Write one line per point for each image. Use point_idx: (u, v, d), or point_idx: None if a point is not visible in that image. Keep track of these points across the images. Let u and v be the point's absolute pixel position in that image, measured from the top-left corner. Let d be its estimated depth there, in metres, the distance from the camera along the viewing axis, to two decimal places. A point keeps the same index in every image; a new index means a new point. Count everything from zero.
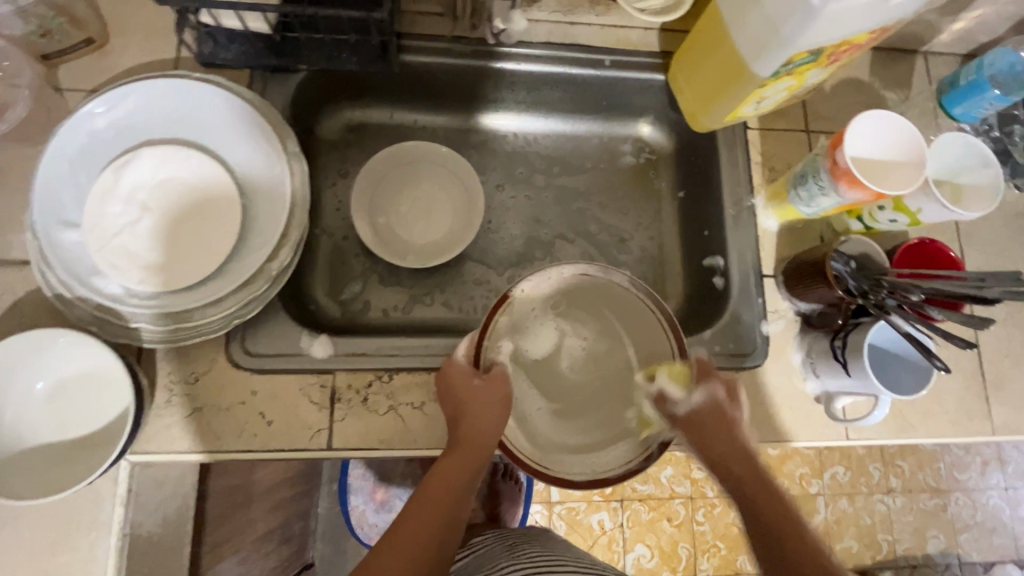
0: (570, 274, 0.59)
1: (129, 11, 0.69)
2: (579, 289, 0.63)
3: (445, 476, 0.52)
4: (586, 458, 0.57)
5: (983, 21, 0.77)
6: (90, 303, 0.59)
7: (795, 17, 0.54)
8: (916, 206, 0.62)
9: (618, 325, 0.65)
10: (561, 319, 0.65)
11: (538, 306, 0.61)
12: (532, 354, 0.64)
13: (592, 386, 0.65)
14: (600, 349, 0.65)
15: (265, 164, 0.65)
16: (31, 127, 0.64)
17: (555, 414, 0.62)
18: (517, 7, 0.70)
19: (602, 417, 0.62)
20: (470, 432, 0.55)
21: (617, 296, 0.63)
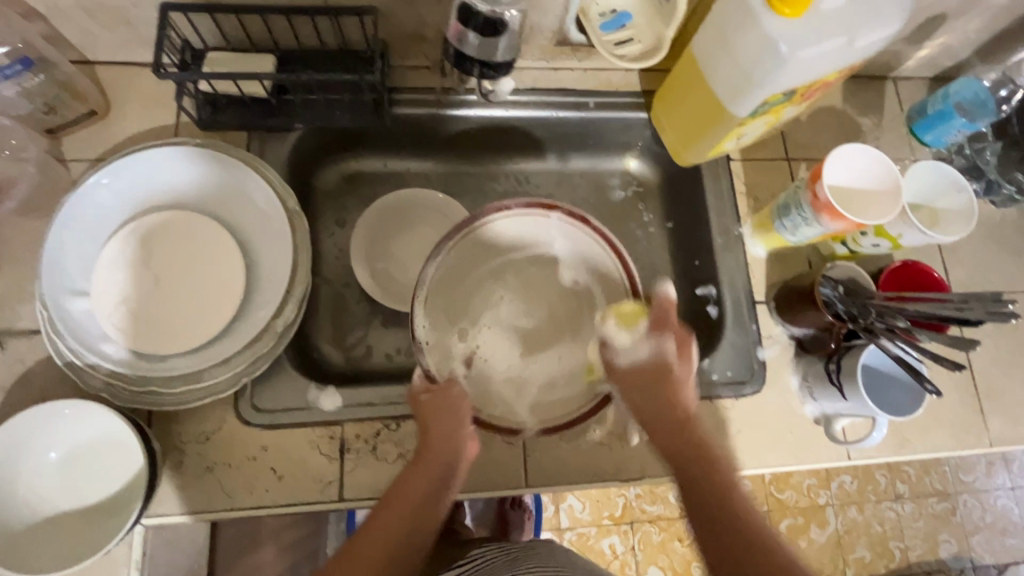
0: (433, 272, 0.66)
1: (130, 81, 0.71)
2: (457, 276, 0.69)
3: (399, 492, 0.56)
4: (603, 372, 0.66)
5: (946, 47, 0.80)
6: (101, 370, 0.59)
7: (766, 64, 0.57)
8: (897, 232, 0.64)
9: (521, 264, 0.72)
10: (467, 298, 0.70)
11: (437, 304, 0.67)
12: (480, 334, 0.70)
13: (551, 315, 0.71)
14: (529, 296, 0.72)
15: (266, 222, 0.66)
16: (39, 201, 0.66)
17: (546, 356, 0.69)
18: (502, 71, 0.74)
19: (587, 338, 0.69)
20: (430, 441, 0.58)
21: (490, 245, 0.69)
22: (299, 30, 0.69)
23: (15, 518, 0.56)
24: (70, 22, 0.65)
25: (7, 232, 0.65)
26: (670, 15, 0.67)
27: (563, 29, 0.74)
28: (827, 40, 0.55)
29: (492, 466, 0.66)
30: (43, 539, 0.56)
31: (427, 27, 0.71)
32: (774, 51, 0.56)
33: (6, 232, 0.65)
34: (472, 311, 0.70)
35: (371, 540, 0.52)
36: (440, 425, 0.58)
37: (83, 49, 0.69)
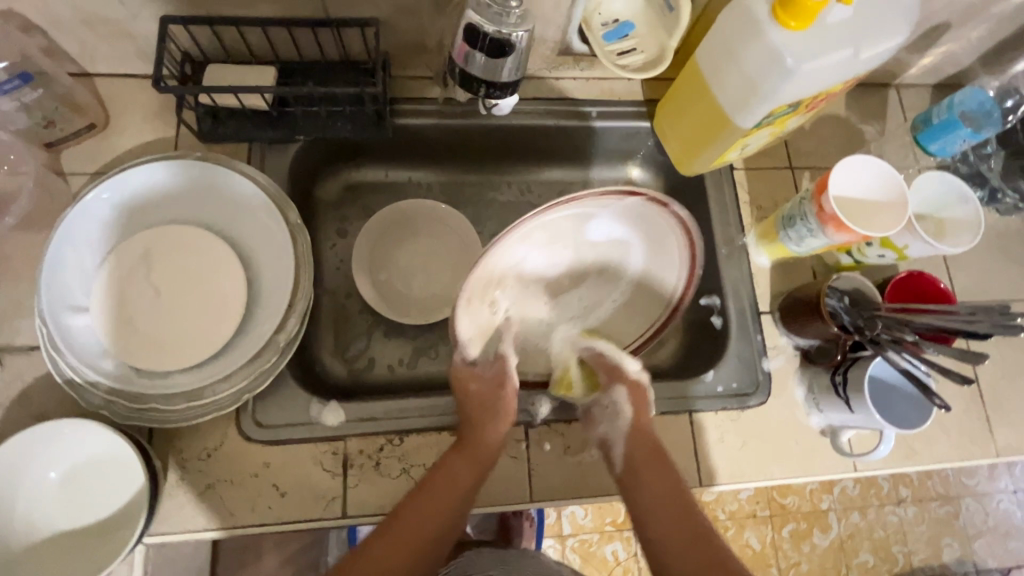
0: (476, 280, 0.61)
1: (129, 93, 0.71)
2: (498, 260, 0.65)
3: (446, 475, 0.57)
4: (628, 316, 0.75)
5: (949, 55, 0.80)
6: (101, 387, 0.59)
7: (772, 76, 0.56)
8: (903, 243, 0.64)
9: (559, 227, 0.70)
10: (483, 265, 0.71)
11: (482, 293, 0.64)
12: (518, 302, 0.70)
13: (575, 262, 0.74)
14: (555, 251, 0.72)
15: (268, 236, 0.66)
16: (38, 216, 0.65)
17: (568, 302, 0.75)
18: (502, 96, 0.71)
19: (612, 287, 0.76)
20: (479, 434, 0.61)
21: (542, 219, 0.66)
22: (300, 40, 0.69)
23: (15, 538, 0.55)
24: (69, 35, 0.64)
25: (6, 248, 0.64)
26: (676, 27, 0.67)
27: (565, 39, 0.73)
28: (833, 52, 0.55)
29: (497, 480, 0.66)
30: (46, 558, 0.56)
31: (429, 37, 0.70)
32: (780, 64, 0.55)
33: (4, 248, 0.64)
34: (502, 279, 0.68)
35: (413, 517, 0.54)
36: (483, 421, 0.61)
37: (82, 61, 0.68)
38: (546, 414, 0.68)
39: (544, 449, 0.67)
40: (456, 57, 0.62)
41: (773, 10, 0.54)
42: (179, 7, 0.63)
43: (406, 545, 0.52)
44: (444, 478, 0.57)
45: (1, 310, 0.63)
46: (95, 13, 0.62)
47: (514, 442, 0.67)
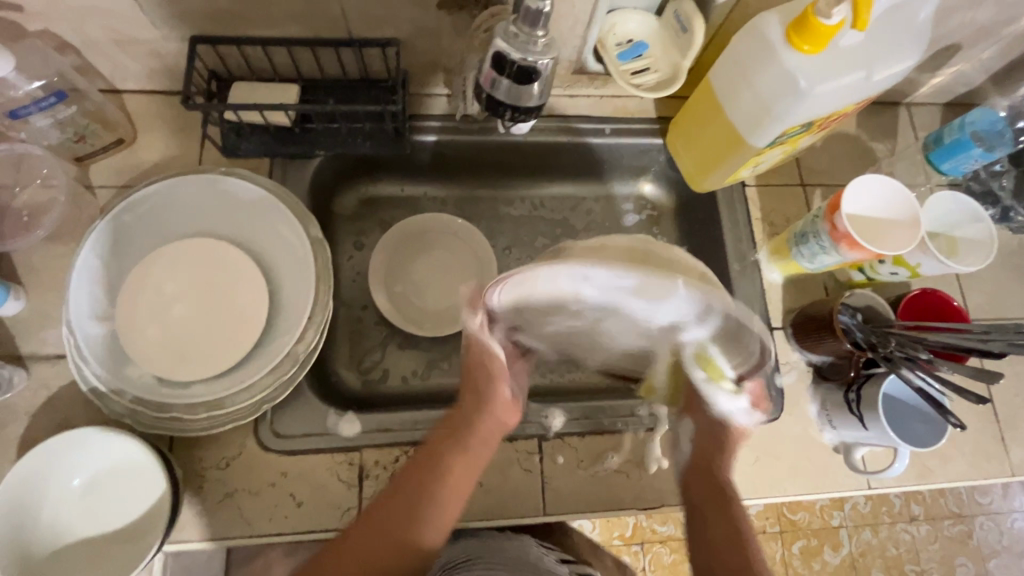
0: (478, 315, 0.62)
1: (156, 109, 0.73)
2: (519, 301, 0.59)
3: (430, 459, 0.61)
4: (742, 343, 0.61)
5: (959, 75, 0.81)
6: (125, 396, 0.60)
7: (786, 97, 0.58)
8: (915, 261, 0.64)
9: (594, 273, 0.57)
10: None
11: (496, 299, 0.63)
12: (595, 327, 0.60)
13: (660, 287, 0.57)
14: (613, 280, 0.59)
15: (289, 249, 0.67)
16: (67, 228, 0.67)
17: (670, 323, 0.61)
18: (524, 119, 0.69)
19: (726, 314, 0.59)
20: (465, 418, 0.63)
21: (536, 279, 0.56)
22: (322, 60, 0.71)
23: (39, 544, 0.57)
24: (101, 55, 0.67)
25: (36, 259, 0.66)
26: (687, 46, 0.68)
27: (581, 59, 0.75)
28: (847, 74, 0.56)
29: (511, 492, 0.66)
30: (68, 565, 0.57)
31: (447, 57, 0.72)
32: (794, 85, 0.57)
33: (34, 259, 0.66)
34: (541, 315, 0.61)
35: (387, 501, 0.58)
36: (472, 399, 0.64)
37: (112, 79, 0.71)
38: (559, 426, 0.69)
39: (557, 463, 0.68)
40: (481, 82, 0.59)
41: (787, 33, 0.56)
42: (208, 28, 0.65)
43: (377, 536, 0.56)
44: (430, 464, 0.60)
45: (31, 320, 0.65)
46: (128, 34, 0.64)
47: (527, 454, 0.68)
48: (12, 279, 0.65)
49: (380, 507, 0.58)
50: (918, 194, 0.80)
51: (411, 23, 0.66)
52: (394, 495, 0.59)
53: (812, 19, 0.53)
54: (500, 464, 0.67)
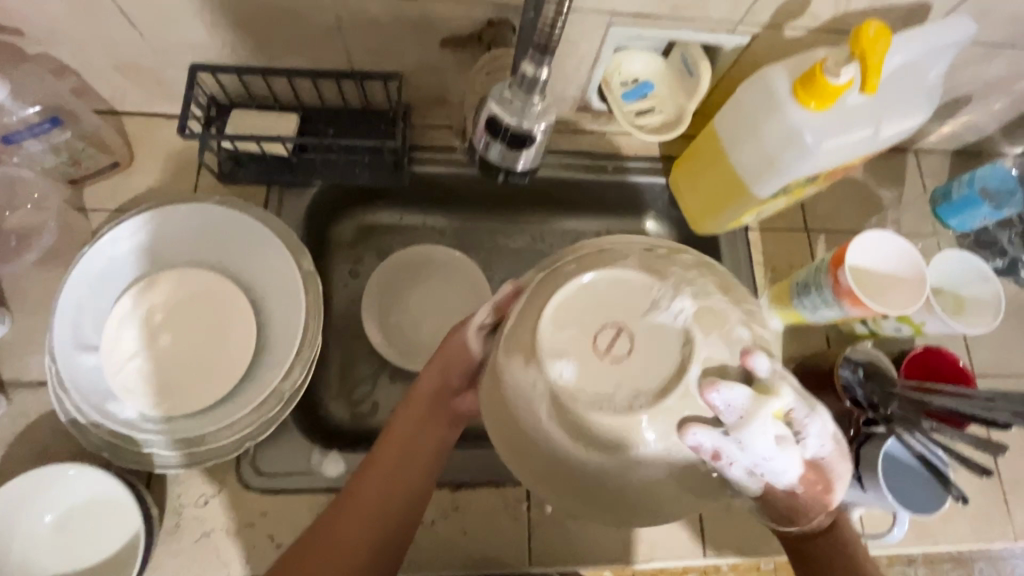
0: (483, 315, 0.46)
1: (153, 132, 0.72)
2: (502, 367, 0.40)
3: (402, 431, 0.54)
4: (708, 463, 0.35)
5: (969, 124, 0.79)
6: (104, 429, 0.58)
7: (791, 149, 0.57)
8: (920, 319, 0.63)
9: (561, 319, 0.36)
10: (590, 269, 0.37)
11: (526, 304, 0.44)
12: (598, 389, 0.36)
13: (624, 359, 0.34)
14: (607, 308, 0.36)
15: (281, 282, 0.66)
16: (57, 252, 0.66)
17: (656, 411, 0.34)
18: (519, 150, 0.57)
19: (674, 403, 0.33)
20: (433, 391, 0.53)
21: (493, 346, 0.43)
22: (323, 89, 0.70)
23: None
24: (100, 79, 0.66)
25: (23, 283, 0.65)
26: (693, 90, 0.67)
27: (585, 96, 0.73)
28: (853, 130, 0.56)
29: (496, 540, 0.64)
30: None
31: (450, 90, 0.71)
32: (800, 140, 0.56)
33: (21, 282, 0.65)
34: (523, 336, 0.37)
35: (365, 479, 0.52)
36: (439, 379, 0.52)
37: (110, 101, 0.70)
38: None
39: (545, 512, 0.66)
40: (472, 140, 0.58)
41: (793, 88, 0.55)
42: (209, 56, 0.64)
43: (359, 522, 0.50)
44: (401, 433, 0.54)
45: (14, 344, 0.64)
46: (128, 60, 0.64)
47: (514, 501, 0.66)
48: None
49: (353, 489, 0.52)
50: (924, 244, 0.79)
51: (414, 57, 0.65)
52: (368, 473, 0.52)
53: (819, 77, 0.52)
54: (487, 510, 0.65)
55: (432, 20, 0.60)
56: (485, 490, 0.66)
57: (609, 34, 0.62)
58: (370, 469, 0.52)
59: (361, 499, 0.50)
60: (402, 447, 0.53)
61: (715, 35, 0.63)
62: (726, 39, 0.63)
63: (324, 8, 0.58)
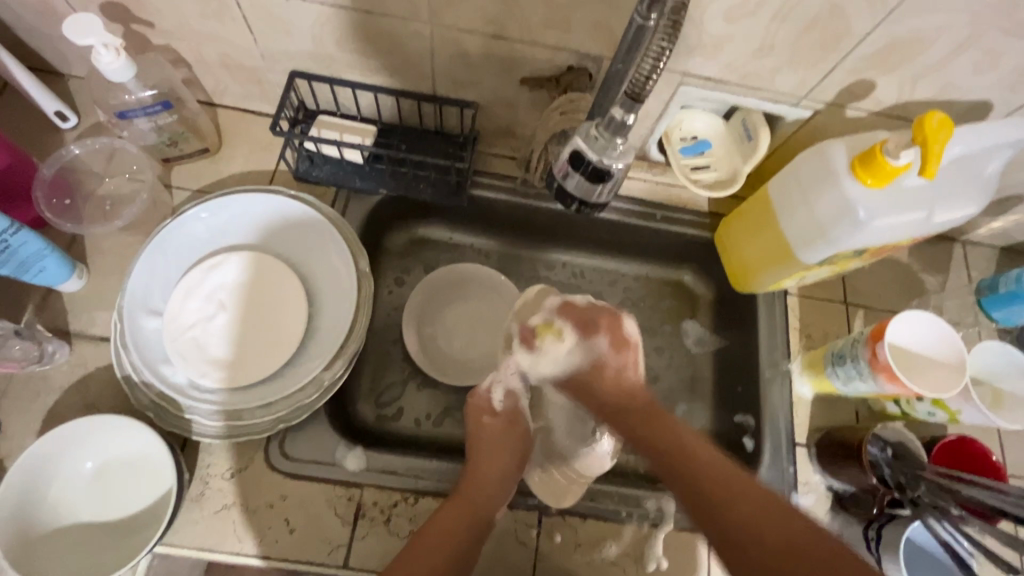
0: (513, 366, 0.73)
1: (243, 127, 0.78)
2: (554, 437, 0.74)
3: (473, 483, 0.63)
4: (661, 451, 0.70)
5: (1019, 223, 0.80)
6: (153, 389, 0.62)
7: (842, 224, 0.59)
8: (956, 407, 0.63)
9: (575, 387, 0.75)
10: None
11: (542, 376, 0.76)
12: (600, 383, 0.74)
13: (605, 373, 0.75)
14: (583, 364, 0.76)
15: (337, 276, 0.70)
16: (140, 221, 0.72)
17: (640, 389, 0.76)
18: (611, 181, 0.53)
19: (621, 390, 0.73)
20: (486, 443, 0.67)
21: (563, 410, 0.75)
22: (403, 109, 0.76)
23: (40, 521, 0.58)
24: (208, 74, 0.73)
25: (105, 244, 0.71)
26: (751, 154, 0.69)
27: (645, 147, 0.77)
28: (905, 212, 0.58)
29: (504, 561, 0.65)
30: (64, 545, 0.58)
31: (518, 126, 0.76)
32: (853, 215, 0.58)
33: (103, 244, 0.71)
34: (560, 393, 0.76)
35: (438, 523, 0.59)
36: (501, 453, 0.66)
37: (211, 94, 0.77)
38: (562, 503, 0.67)
39: (554, 541, 0.66)
40: (553, 169, 0.56)
41: (851, 165, 0.58)
42: (308, 66, 0.70)
43: (436, 552, 0.56)
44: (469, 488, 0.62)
45: (86, 299, 0.68)
46: (236, 61, 0.70)
47: (525, 526, 0.66)
48: (79, 259, 0.70)
49: (429, 530, 0.58)
50: (964, 333, 0.79)
51: (492, 91, 0.71)
52: (436, 522, 0.59)
53: (879, 156, 0.55)
54: (497, 530, 0.66)
55: (517, 60, 0.65)
56: None
57: (679, 92, 0.66)
58: (444, 531, 0.58)
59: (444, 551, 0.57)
60: (470, 518, 0.60)
61: (778, 105, 0.66)
62: (787, 110, 0.67)
63: (422, 38, 0.64)
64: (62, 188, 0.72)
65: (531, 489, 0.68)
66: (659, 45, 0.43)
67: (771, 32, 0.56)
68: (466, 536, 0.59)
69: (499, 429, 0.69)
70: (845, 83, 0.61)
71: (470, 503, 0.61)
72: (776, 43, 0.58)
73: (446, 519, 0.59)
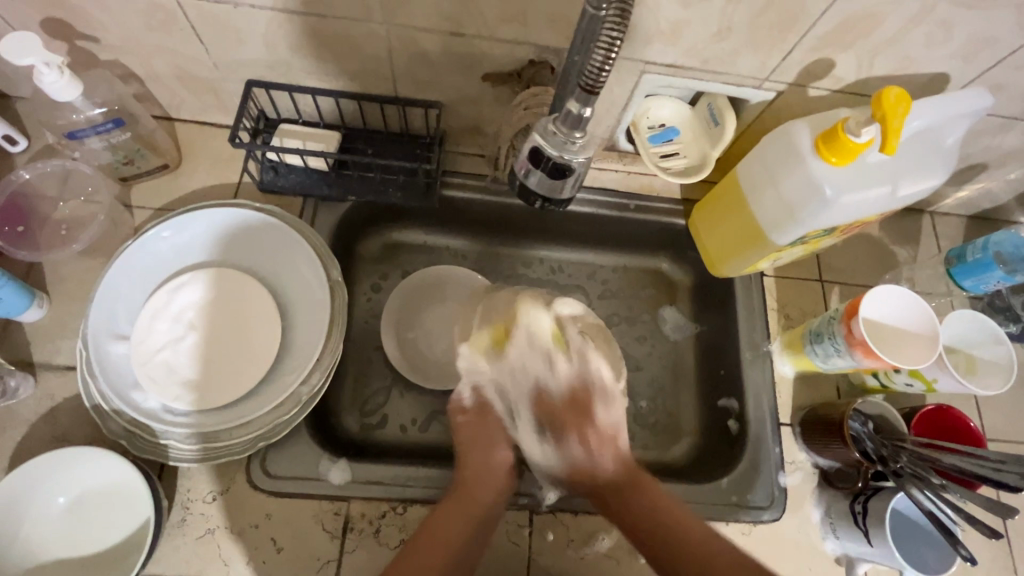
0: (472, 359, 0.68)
1: (203, 141, 0.76)
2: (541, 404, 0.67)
3: (467, 482, 0.63)
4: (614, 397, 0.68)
5: (983, 191, 0.82)
6: (124, 416, 0.60)
7: (812, 202, 0.59)
8: (932, 376, 0.63)
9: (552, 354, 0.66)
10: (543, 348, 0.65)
11: (506, 363, 0.67)
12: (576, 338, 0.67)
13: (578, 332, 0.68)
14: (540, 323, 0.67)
15: (308, 288, 0.69)
16: (101, 243, 0.70)
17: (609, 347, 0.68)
18: (573, 175, 0.51)
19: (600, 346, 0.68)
20: (466, 440, 0.67)
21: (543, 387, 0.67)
22: (367, 113, 0.75)
23: (12, 561, 0.56)
24: (162, 87, 0.71)
25: (65, 269, 0.68)
26: (718, 138, 0.69)
27: (613, 137, 0.76)
28: (869, 188, 0.59)
29: (495, 562, 0.64)
30: None
31: (484, 123, 0.75)
32: (820, 194, 0.59)
33: (63, 269, 0.69)
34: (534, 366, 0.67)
35: (441, 522, 0.60)
36: (481, 451, 0.66)
37: (168, 107, 0.74)
38: (552, 500, 0.67)
39: (546, 540, 0.65)
40: (515, 168, 0.54)
41: (816, 144, 0.58)
42: (264, 75, 0.69)
43: (438, 547, 0.58)
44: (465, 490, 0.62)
45: (49, 328, 0.66)
46: (190, 72, 0.68)
47: (517, 526, 0.66)
48: (38, 288, 0.67)
49: (427, 529, 0.59)
50: (936, 303, 0.80)
51: (455, 90, 0.70)
52: (436, 524, 0.59)
53: (841, 134, 0.55)
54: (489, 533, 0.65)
55: (477, 56, 0.64)
56: None
57: (642, 81, 0.66)
58: (441, 531, 0.59)
59: (442, 555, 0.58)
60: (467, 519, 0.61)
61: (741, 88, 0.66)
62: (751, 93, 0.67)
63: (378, 40, 0.63)
64: (16, 214, 0.69)
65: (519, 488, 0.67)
66: (609, 35, 0.42)
67: (729, 14, 0.56)
68: (467, 537, 0.60)
69: (472, 424, 0.68)
70: (805, 62, 0.62)
71: (463, 499, 0.62)
72: (734, 26, 0.58)
73: (440, 519, 0.60)
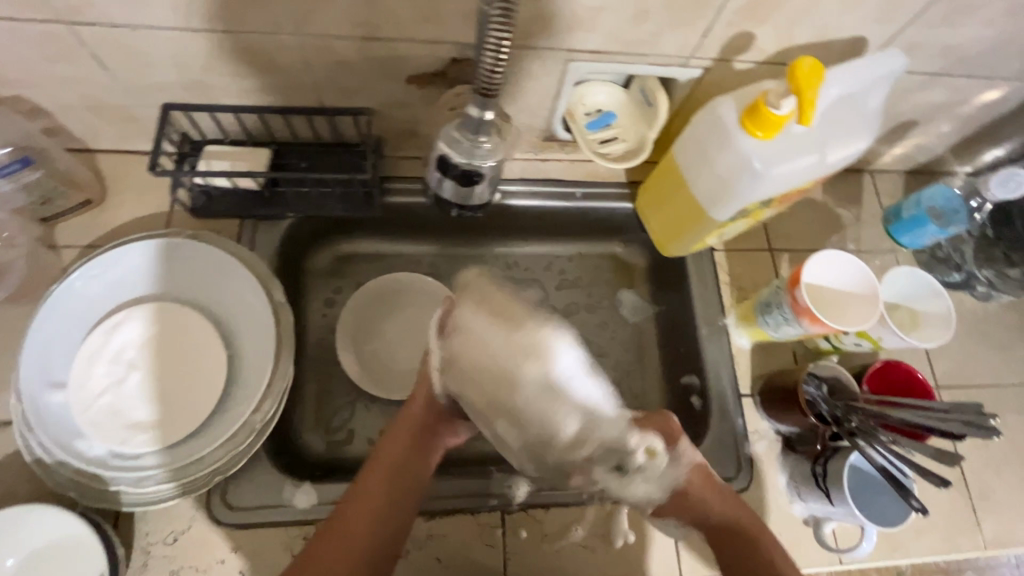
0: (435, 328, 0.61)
1: (127, 171, 0.73)
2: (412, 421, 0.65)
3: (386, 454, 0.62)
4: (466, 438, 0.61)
5: (917, 145, 0.83)
6: (70, 467, 0.58)
7: (744, 177, 0.60)
8: (877, 335, 0.65)
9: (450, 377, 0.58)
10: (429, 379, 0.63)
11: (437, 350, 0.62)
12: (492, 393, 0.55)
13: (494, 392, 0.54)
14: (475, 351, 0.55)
15: (252, 313, 0.67)
16: (27, 289, 0.67)
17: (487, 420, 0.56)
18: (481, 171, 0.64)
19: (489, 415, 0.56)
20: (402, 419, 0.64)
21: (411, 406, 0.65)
22: (295, 125, 0.72)
23: None
24: (74, 119, 0.67)
25: None
26: (654, 119, 0.68)
27: (551, 127, 0.75)
28: (798, 158, 0.59)
29: (470, 566, 0.64)
30: None
31: (418, 125, 0.73)
32: (751, 169, 0.59)
33: None
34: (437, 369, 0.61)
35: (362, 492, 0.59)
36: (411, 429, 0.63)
37: (84, 139, 0.71)
38: (522, 498, 0.66)
39: (520, 537, 0.65)
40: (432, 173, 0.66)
41: (740, 119, 0.58)
42: (180, 96, 0.66)
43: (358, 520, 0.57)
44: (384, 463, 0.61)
45: None
46: (101, 101, 0.65)
47: (490, 528, 0.65)
48: None
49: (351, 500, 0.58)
50: (883, 260, 0.82)
51: (383, 95, 0.68)
52: (359, 495, 0.59)
53: (763, 109, 0.55)
54: (462, 537, 0.65)
55: (399, 59, 0.63)
56: (461, 519, 0.65)
57: (568, 69, 0.65)
58: (362, 505, 0.58)
59: (357, 533, 0.57)
60: (390, 494, 0.59)
61: (668, 68, 0.66)
62: (679, 71, 0.66)
63: (293, 50, 0.60)
64: None
65: (488, 490, 0.66)
66: (497, 35, 0.46)
67: None
68: (385, 517, 0.58)
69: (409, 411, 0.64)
70: (727, 37, 0.61)
71: (390, 475, 0.60)
72: (650, 8, 0.57)
73: (366, 490, 0.59)
